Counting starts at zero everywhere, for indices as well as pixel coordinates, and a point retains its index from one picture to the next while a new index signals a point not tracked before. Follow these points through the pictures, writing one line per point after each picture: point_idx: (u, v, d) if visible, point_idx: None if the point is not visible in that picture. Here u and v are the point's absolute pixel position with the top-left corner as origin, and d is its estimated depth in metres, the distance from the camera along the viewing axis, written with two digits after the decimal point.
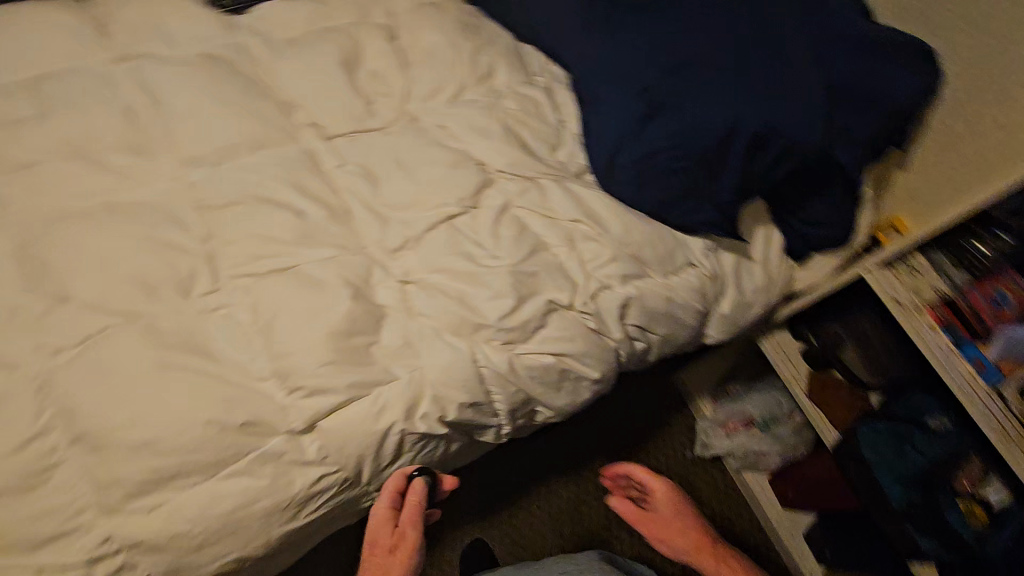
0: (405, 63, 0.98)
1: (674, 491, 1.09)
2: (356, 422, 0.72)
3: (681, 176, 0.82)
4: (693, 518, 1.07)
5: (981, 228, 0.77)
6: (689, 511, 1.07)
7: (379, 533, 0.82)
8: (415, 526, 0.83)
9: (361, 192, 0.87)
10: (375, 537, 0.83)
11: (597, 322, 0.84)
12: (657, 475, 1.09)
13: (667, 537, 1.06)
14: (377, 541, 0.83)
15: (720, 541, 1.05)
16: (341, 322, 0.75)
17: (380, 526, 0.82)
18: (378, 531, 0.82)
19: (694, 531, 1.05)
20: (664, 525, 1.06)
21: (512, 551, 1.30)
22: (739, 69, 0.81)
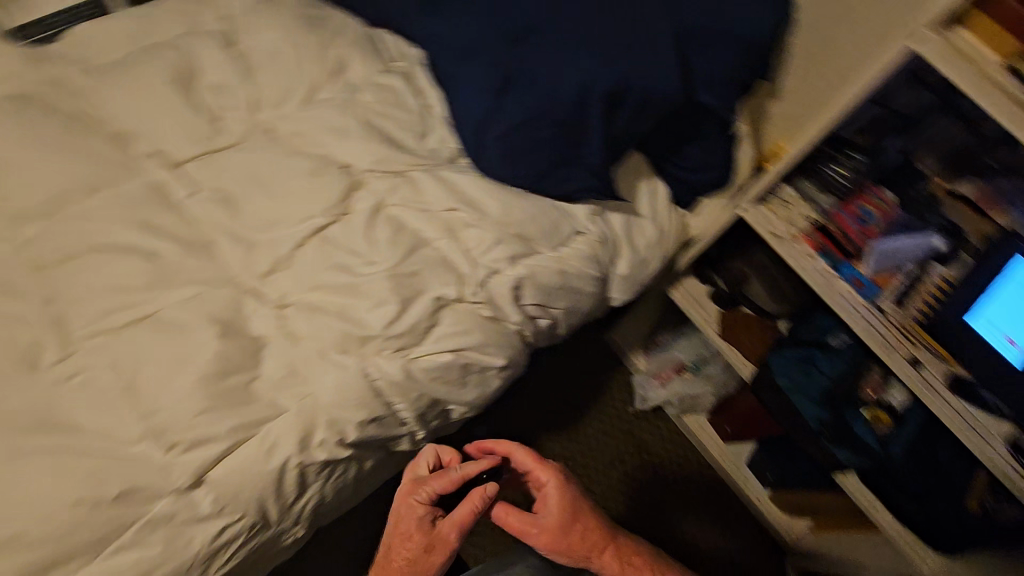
0: (247, 68, 0.90)
1: (566, 487, 0.82)
2: (248, 465, 0.69)
3: (550, 145, 0.79)
4: (592, 511, 0.83)
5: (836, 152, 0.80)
6: (587, 510, 0.83)
7: (412, 525, 0.77)
8: (456, 531, 0.76)
9: (219, 218, 0.80)
10: (408, 528, 0.77)
11: (492, 309, 0.82)
12: (550, 469, 0.82)
13: (564, 548, 0.80)
14: (406, 537, 0.77)
15: (621, 532, 0.85)
16: (212, 365, 0.70)
17: (416, 518, 0.78)
18: (411, 523, 0.77)
19: (596, 532, 0.81)
20: (560, 536, 0.80)
21: (472, 543, 1.29)
22: (589, 24, 0.77)
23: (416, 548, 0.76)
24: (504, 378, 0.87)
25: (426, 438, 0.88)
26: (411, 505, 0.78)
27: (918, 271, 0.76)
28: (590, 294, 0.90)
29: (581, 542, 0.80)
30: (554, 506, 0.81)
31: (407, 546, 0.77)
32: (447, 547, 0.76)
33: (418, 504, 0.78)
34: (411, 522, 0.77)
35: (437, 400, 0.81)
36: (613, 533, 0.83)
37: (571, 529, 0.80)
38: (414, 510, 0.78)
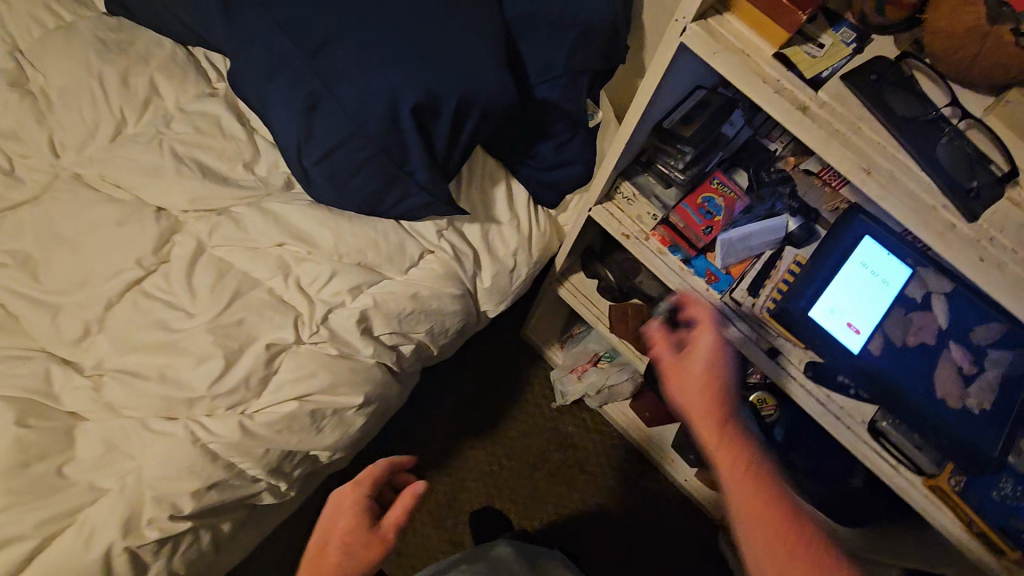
0: (42, 108, 0.81)
1: (716, 351, 0.61)
2: (64, 560, 0.63)
3: (372, 166, 0.72)
4: (730, 391, 0.61)
5: (666, 143, 0.73)
6: (725, 383, 0.60)
7: (347, 519, 0.66)
8: (394, 531, 0.66)
9: (17, 285, 0.73)
10: (343, 524, 0.66)
11: (338, 345, 0.75)
12: (710, 317, 0.63)
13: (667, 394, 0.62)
14: (339, 532, 0.65)
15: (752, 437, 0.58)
16: (11, 455, 0.64)
17: (353, 511, 0.67)
18: (345, 518, 0.66)
19: (732, 429, 0.57)
20: (668, 381, 0.61)
21: (400, 565, 1.23)
22: (393, 26, 0.70)
23: (353, 542, 0.64)
24: (368, 414, 0.81)
25: (298, 486, 0.82)
26: (354, 496, 0.68)
27: (772, 254, 0.74)
28: (458, 310, 0.85)
29: (686, 397, 0.60)
30: (700, 376, 0.60)
31: (338, 540, 0.65)
32: (384, 547, 0.64)
33: (360, 494, 0.68)
34: (351, 513, 0.67)
35: (291, 451, 0.74)
36: (726, 419, 0.58)
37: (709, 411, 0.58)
38: (355, 502, 0.67)
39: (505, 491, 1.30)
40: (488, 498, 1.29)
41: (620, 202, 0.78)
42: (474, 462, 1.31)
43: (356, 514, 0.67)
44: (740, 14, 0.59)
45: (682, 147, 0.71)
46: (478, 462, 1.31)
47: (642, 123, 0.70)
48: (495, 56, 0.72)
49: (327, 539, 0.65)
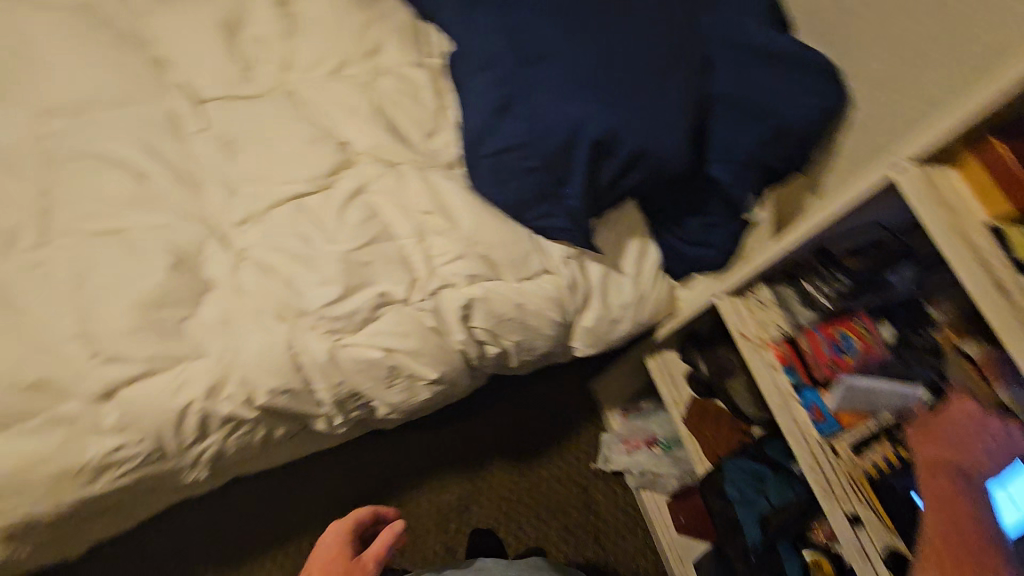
0: (291, 30, 0.94)
1: (952, 427, 0.63)
2: (154, 395, 0.71)
3: (532, 177, 0.77)
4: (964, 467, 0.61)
5: (824, 266, 0.77)
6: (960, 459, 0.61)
7: (330, 554, 0.75)
8: (374, 564, 0.74)
9: (214, 160, 0.85)
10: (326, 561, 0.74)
11: (436, 320, 0.80)
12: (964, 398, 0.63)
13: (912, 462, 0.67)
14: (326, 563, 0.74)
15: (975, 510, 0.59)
16: (154, 292, 0.74)
17: (336, 548, 0.76)
18: (329, 556, 0.75)
19: (964, 515, 0.59)
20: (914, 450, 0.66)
21: None
22: (602, 66, 0.74)
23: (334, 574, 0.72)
24: (435, 391, 0.84)
25: (348, 427, 0.87)
26: (337, 530, 0.78)
27: (892, 425, 0.70)
28: (551, 336, 0.86)
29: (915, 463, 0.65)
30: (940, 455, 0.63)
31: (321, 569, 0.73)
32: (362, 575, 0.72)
33: (342, 532, 0.78)
34: (334, 548, 0.76)
35: (358, 392, 0.79)
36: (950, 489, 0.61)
37: (951, 476, 0.61)
38: (337, 539, 0.77)
39: (513, 522, 1.29)
40: (495, 522, 1.28)
41: (752, 303, 0.81)
42: (497, 481, 1.31)
43: (336, 554, 0.75)
44: (970, 178, 0.62)
45: (840, 276, 0.75)
46: (499, 483, 1.31)
47: (809, 240, 0.74)
48: (681, 124, 0.75)
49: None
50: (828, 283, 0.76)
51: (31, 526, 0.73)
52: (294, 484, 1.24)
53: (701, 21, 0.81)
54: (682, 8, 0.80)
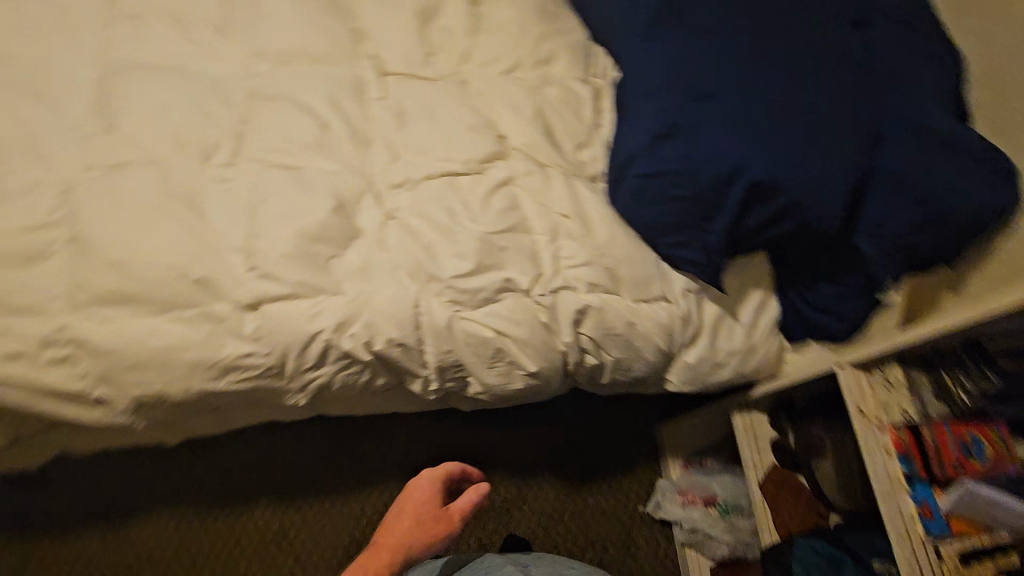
0: (476, 28, 1.03)
1: None
2: (291, 316, 0.78)
3: (676, 206, 0.79)
4: None
5: (971, 359, 0.74)
6: None
7: (423, 498, 0.91)
8: (459, 517, 0.90)
9: (385, 126, 0.93)
10: (420, 505, 0.90)
11: (549, 317, 0.82)
12: None
13: None
14: (419, 504, 0.91)
15: None
16: (313, 227, 0.82)
17: (428, 493, 0.92)
18: (423, 499, 0.91)
19: None
20: None
21: None
22: (772, 116, 0.76)
23: (427, 517, 0.89)
24: (529, 385, 0.87)
25: (437, 396, 0.91)
26: (431, 478, 0.94)
27: (1008, 543, 0.68)
28: (652, 362, 0.87)
29: None
30: None
31: (416, 511, 0.89)
32: (448, 524, 0.89)
33: (435, 480, 0.94)
34: (427, 492, 0.92)
35: (462, 364, 0.83)
36: None
37: None
38: (432, 486, 0.93)
39: (549, 540, 1.28)
40: (532, 535, 1.28)
41: (878, 381, 0.78)
42: (543, 496, 1.31)
43: (428, 498, 0.91)
44: None
45: (989, 373, 0.73)
46: (545, 498, 1.31)
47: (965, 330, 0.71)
48: (841, 188, 0.75)
49: (405, 510, 0.90)
50: (972, 377, 0.74)
51: (158, 401, 0.82)
52: (356, 439, 1.30)
53: (877, 95, 0.81)
54: (860, 79, 0.81)
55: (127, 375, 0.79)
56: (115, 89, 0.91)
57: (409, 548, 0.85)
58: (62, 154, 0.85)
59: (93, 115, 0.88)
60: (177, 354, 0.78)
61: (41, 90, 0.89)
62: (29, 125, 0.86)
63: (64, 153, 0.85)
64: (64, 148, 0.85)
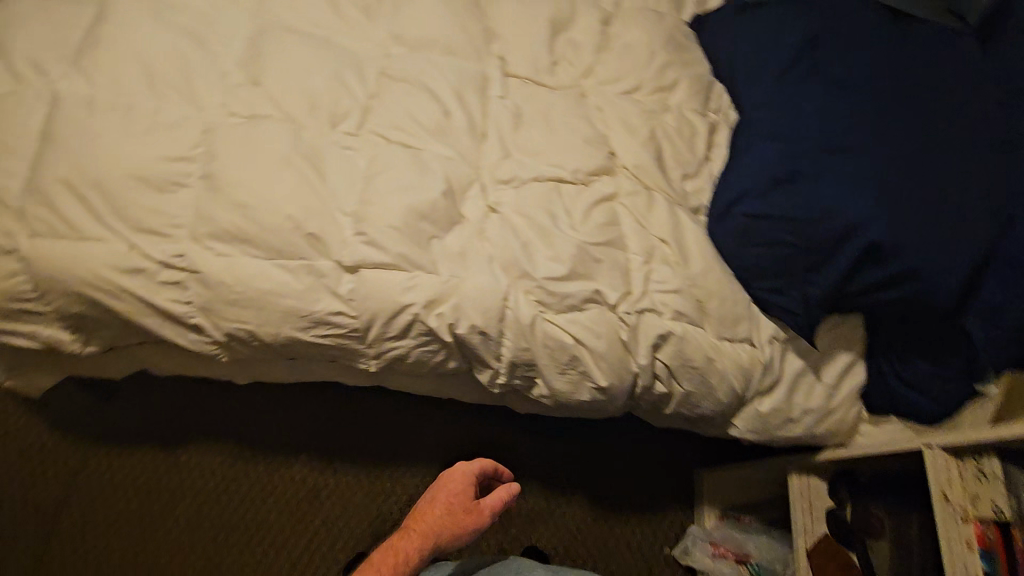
0: (603, 45, 1.05)
1: None
2: (386, 285, 0.82)
3: (782, 251, 0.79)
4: None
5: None
6: None
7: (456, 489, 0.87)
8: (490, 513, 0.86)
9: (502, 123, 0.97)
10: (453, 495, 0.86)
11: (630, 336, 0.82)
12: None
13: None
14: (452, 494, 0.87)
15: None
16: (421, 205, 0.85)
17: (461, 484, 0.88)
18: (457, 490, 0.87)
19: None
20: None
21: None
22: (899, 180, 0.76)
23: (457, 508, 0.85)
24: (595, 399, 0.86)
25: (501, 391, 0.92)
26: (466, 469, 0.90)
27: None
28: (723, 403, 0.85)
29: None
30: None
31: (447, 501, 0.86)
32: (478, 519, 0.85)
33: (469, 471, 0.90)
34: (461, 483, 0.88)
35: (534, 364, 0.84)
36: None
37: None
38: (465, 477, 0.89)
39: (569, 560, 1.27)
40: (553, 551, 1.28)
41: (971, 470, 0.75)
42: (570, 514, 1.30)
43: (461, 490, 0.87)
44: None
45: None
46: (572, 517, 1.30)
47: None
48: (961, 263, 0.73)
49: (436, 498, 0.87)
50: None
51: (248, 340, 0.87)
52: (402, 418, 1.34)
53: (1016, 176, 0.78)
54: (996, 159, 0.79)
55: (227, 310, 0.84)
56: (265, 47, 0.98)
57: (434, 537, 0.81)
58: (210, 99, 0.92)
59: (242, 68, 0.96)
60: (276, 300, 0.83)
61: (203, 38, 0.97)
62: (187, 68, 0.93)
63: (212, 98, 0.92)
64: (212, 93, 0.92)
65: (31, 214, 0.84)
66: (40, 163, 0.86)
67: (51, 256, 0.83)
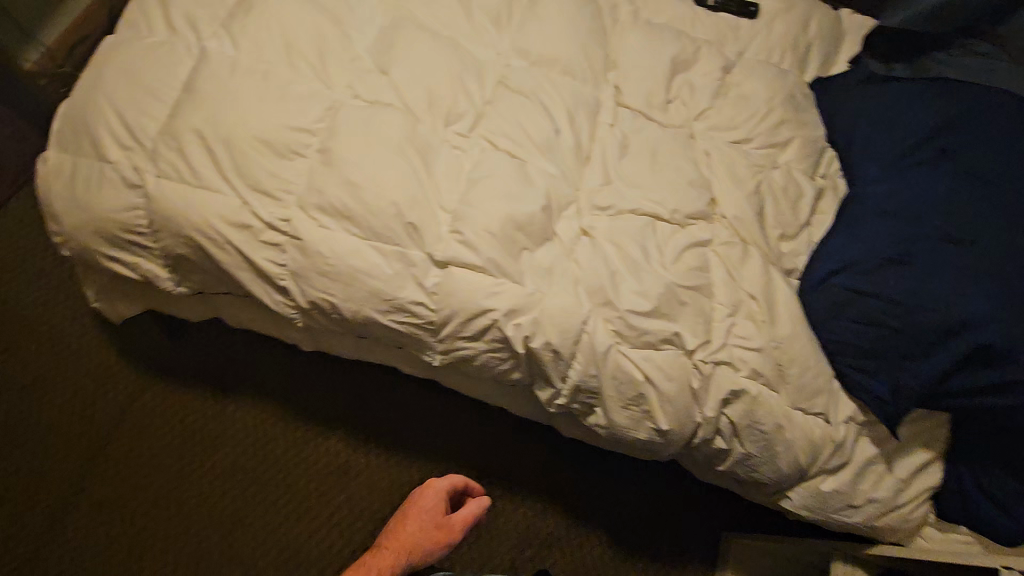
0: (721, 91, 1.05)
1: None
2: (472, 286, 0.83)
3: (879, 333, 0.78)
4: None
5: None
6: None
7: (428, 505, 0.95)
8: (462, 527, 0.93)
9: (608, 151, 0.97)
10: (426, 515, 0.94)
11: (702, 386, 0.81)
12: None
13: None
14: (424, 513, 0.95)
15: None
16: (519, 216, 0.87)
17: (433, 501, 0.96)
18: (430, 509, 0.95)
19: None
20: None
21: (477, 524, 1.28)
22: (1015, 287, 0.75)
23: (429, 525, 0.93)
24: (652, 441, 0.85)
25: (557, 411, 0.92)
26: (439, 487, 0.98)
27: None
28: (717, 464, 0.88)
29: None
30: None
31: (420, 518, 0.94)
32: (451, 533, 0.93)
33: (440, 488, 0.97)
34: (433, 501, 0.96)
35: (599, 393, 0.84)
36: None
37: None
38: (435, 494, 0.97)
39: None
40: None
41: None
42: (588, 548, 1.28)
43: (433, 508, 0.95)
44: None
45: None
46: (588, 550, 1.28)
47: None
48: None
49: (411, 517, 0.95)
50: None
51: (328, 311, 0.90)
52: (442, 416, 1.35)
53: None
54: None
55: (316, 279, 0.87)
56: (396, 39, 1.02)
57: (409, 553, 0.89)
58: (338, 79, 0.97)
59: (372, 57, 1.01)
60: (364, 279, 0.86)
61: (340, 21, 1.02)
62: (322, 46, 0.99)
63: (341, 79, 0.97)
64: (342, 74, 0.97)
65: (161, 156, 0.90)
66: (178, 111, 0.92)
67: (172, 198, 0.89)
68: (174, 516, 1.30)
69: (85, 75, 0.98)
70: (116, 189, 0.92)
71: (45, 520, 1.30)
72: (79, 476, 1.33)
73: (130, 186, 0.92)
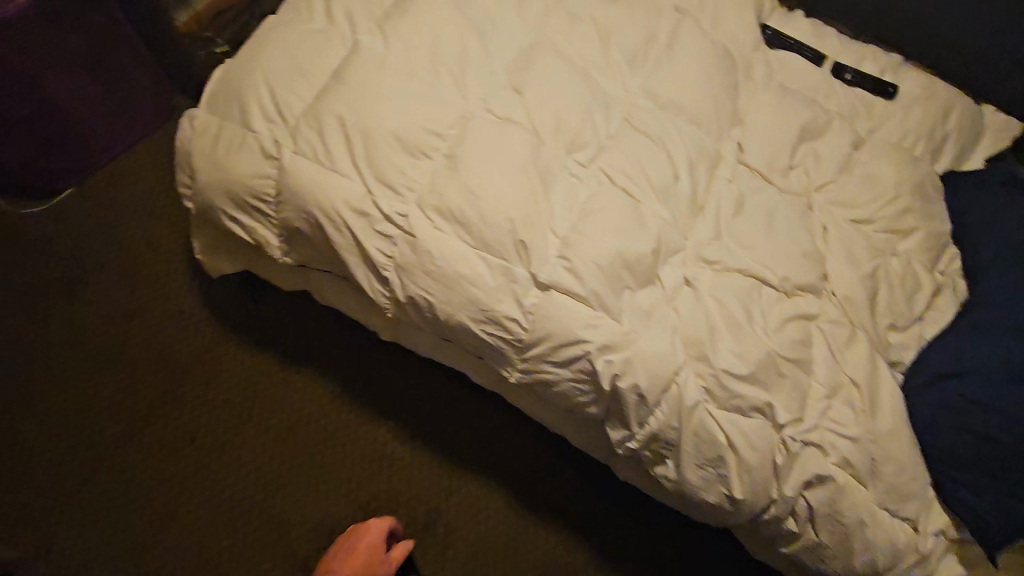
0: (846, 167, 1.03)
1: None
2: (570, 314, 0.84)
3: (989, 448, 0.77)
4: None
5: None
6: None
7: (368, 544, 1.20)
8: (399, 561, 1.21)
9: (723, 205, 0.97)
10: (371, 551, 1.19)
11: (785, 463, 0.79)
12: None
13: None
14: (371, 548, 1.19)
15: None
16: (628, 255, 0.87)
17: (374, 540, 1.21)
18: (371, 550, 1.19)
19: None
20: None
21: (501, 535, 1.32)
22: None
23: (370, 562, 1.18)
24: (720, 506, 0.82)
25: (624, 453, 0.90)
26: (379, 528, 1.22)
27: None
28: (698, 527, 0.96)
29: None
30: None
31: (373, 547, 1.20)
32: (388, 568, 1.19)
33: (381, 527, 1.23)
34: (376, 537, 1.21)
35: (677, 447, 0.82)
36: None
37: None
38: (378, 532, 1.21)
39: None
40: None
41: None
42: None
43: (373, 546, 1.20)
44: None
45: None
46: None
47: None
48: None
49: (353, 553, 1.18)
50: None
51: (422, 309, 0.93)
52: (488, 426, 1.40)
53: None
54: None
55: (420, 276, 0.90)
56: (533, 62, 1.06)
57: None
58: (473, 90, 1.00)
59: (508, 74, 1.04)
60: (466, 285, 0.88)
61: (483, 36, 1.07)
62: (463, 57, 1.03)
63: (477, 90, 1.00)
64: (478, 86, 1.01)
65: (300, 134, 0.96)
66: (323, 95, 0.98)
67: (303, 174, 0.94)
68: (223, 467, 1.37)
69: (245, 47, 1.06)
70: (253, 156, 0.98)
71: (109, 444, 1.39)
72: (147, 410, 1.42)
73: (266, 156, 0.98)
